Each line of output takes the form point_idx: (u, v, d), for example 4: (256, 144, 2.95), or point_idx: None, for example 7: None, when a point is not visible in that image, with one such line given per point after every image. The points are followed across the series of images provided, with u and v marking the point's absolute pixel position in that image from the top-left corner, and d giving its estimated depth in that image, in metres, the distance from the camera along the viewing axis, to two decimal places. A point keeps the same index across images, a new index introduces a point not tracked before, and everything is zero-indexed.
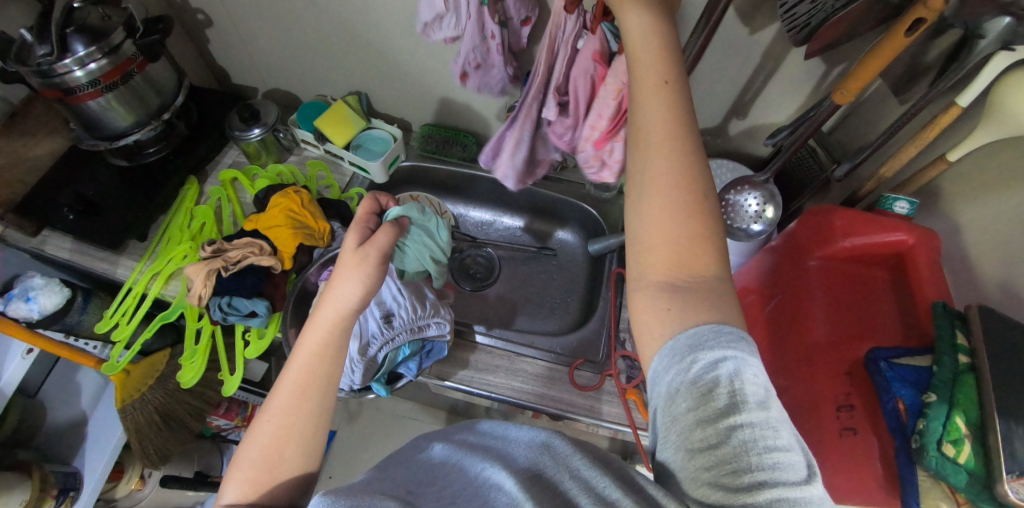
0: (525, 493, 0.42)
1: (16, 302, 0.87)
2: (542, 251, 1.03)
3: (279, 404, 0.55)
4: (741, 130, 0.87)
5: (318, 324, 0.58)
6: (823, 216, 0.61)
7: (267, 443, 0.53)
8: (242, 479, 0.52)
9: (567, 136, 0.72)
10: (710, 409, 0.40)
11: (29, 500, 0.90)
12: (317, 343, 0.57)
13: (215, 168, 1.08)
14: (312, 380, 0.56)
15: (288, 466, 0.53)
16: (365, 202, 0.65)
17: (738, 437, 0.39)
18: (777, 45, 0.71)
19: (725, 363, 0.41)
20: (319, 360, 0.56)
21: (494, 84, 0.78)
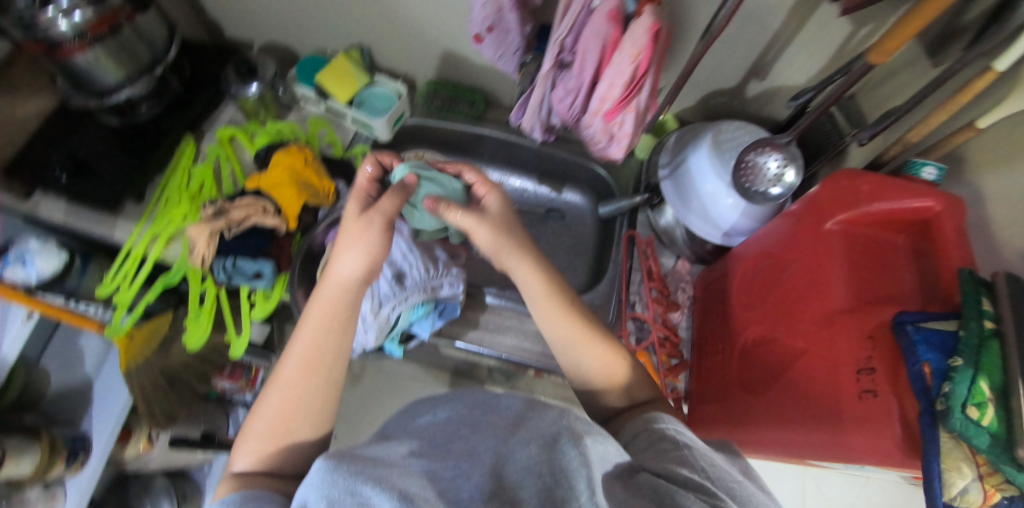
0: (551, 450, 0.44)
1: (13, 266, 0.84)
2: (550, 213, 1.02)
3: (284, 379, 0.57)
4: (759, 91, 0.85)
5: (322, 297, 0.59)
6: (850, 180, 0.60)
7: (272, 420, 0.56)
8: (250, 451, 0.55)
9: (567, 102, 0.71)
10: (666, 448, 0.50)
11: (39, 463, 0.94)
12: (317, 318, 0.58)
13: (211, 126, 1.04)
14: (316, 359, 0.57)
15: (296, 437, 0.56)
16: (367, 169, 0.67)
17: (691, 455, 0.49)
18: (804, 3, 0.69)
19: (669, 425, 0.54)
20: (328, 336, 0.58)
21: (507, 52, 0.78)
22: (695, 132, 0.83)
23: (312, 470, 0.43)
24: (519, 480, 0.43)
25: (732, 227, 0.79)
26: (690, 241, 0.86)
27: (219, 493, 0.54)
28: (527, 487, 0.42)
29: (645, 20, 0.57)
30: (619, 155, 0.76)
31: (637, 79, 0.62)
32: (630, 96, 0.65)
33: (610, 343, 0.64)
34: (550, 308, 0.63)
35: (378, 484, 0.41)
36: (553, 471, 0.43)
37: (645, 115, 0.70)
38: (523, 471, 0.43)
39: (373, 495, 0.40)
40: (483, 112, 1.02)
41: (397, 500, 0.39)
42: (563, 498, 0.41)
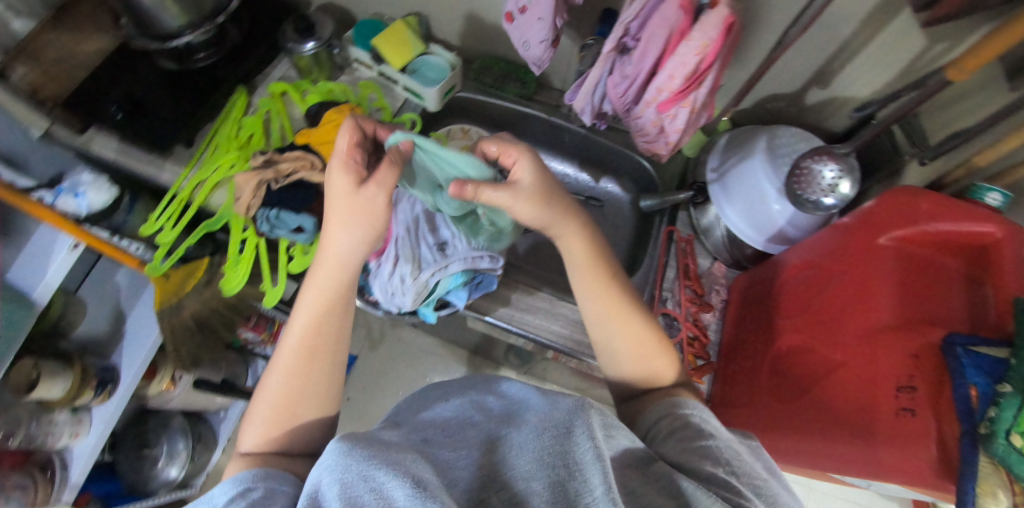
0: (563, 442, 0.43)
1: (65, 197, 0.88)
2: (589, 201, 1.02)
3: (283, 365, 0.60)
4: (819, 100, 0.84)
5: (317, 284, 0.62)
6: (909, 198, 0.59)
7: (276, 403, 0.58)
8: (255, 433, 0.58)
9: (621, 88, 0.69)
10: (690, 435, 0.51)
11: (70, 388, 0.96)
12: (313, 306, 0.62)
13: (264, 80, 1.05)
14: (314, 343, 0.61)
15: (303, 418, 0.59)
16: (348, 132, 0.61)
17: (713, 446, 0.49)
18: (879, 13, 0.68)
19: (691, 413, 0.54)
20: (327, 319, 0.62)
21: (532, 40, 0.74)
22: (748, 135, 0.83)
23: (324, 451, 0.43)
24: (531, 470, 0.43)
25: (774, 233, 0.78)
26: (730, 244, 0.86)
27: (230, 472, 0.56)
28: (541, 479, 0.42)
29: (721, 10, 0.57)
30: (664, 152, 0.76)
31: (699, 72, 0.62)
32: (689, 89, 0.64)
33: (648, 322, 0.64)
34: (589, 278, 0.64)
35: (390, 466, 0.41)
36: (566, 465, 0.42)
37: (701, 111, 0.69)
38: (524, 467, 0.44)
39: (387, 480, 0.40)
40: (534, 93, 1.02)
41: (412, 484, 0.40)
42: (578, 493, 0.41)
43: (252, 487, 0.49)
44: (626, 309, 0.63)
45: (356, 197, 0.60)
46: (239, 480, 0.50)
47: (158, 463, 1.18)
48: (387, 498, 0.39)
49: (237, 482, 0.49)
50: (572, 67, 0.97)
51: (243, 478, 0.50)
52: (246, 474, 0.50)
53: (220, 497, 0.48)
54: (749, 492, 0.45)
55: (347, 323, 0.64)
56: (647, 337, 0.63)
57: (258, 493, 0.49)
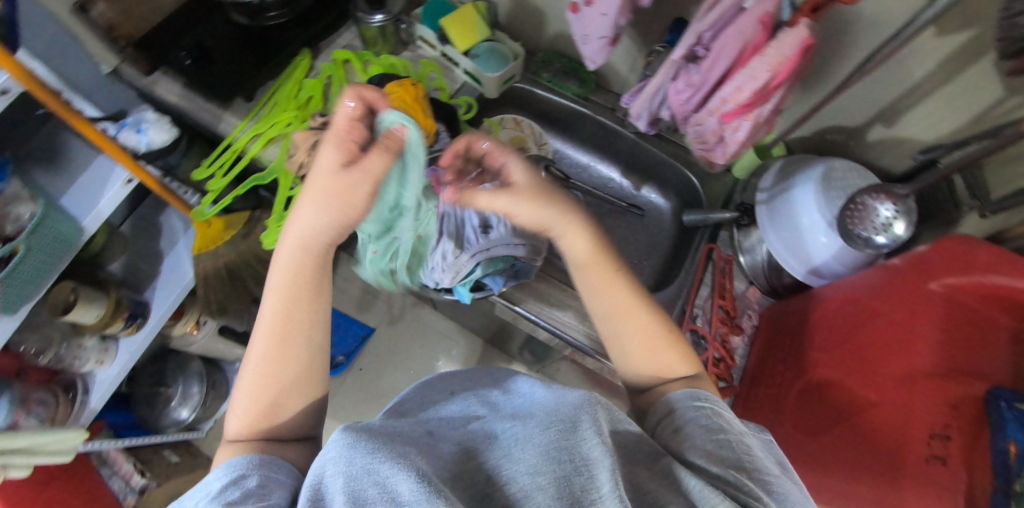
0: (568, 436, 0.42)
1: (128, 131, 0.90)
2: (630, 208, 1.02)
3: (259, 353, 0.54)
4: (881, 138, 0.83)
5: (285, 266, 0.56)
6: (966, 246, 0.58)
7: (256, 391, 0.54)
8: (239, 419, 0.54)
9: (684, 95, 0.71)
10: (703, 429, 0.50)
11: (104, 314, 0.98)
12: (281, 289, 0.55)
13: (328, 46, 1.07)
14: (283, 330, 0.55)
15: (288, 405, 0.55)
16: (344, 108, 0.55)
17: (723, 440, 0.48)
18: (960, 55, 0.66)
19: (699, 408, 0.53)
20: (297, 305, 0.55)
21: (592, 34, 0.74)
22: (805, 162, 0.81)
23: (324, 446, 0.41)
24: (537, 466, 0.41)
25: (818, 267, 0.77)
26: (769, 269, 0.85)
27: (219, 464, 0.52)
28: (545, 474, 0.40)
29: (800, 31, 0.57)
30: (721, 160, 0.76)
31: (768, 89, 0.62)
32: (756, 102, 0.64)
33: (656, 313, 0.61)
34: (600, 273, 0.61)
35: (393, 457, 0.39)
36: (573, 460, 0.40)
37: (764, 124, 0.69)
38: (526, 463, 0.42)
39: (395, 475, 0.38)
40: (591, 92, 1.03)
41: (417, 476, 0.38)
42: (584, 488, 0.39)
43: (248, 473, 0.47)
44: (635, 304, 0.61)
45: (337, 176, 0.54)
46: (235, 466, 0.47)
47: (171, 402, 1.21)
48: (390, 492, 0.37)
49: (233, 469, 0.47)
50: (633, 72, 0.97)
51: (240, 465, 0.47)
52: (239, 462, 0.48)
53: (216, 482, 0.46)
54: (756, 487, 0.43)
55: (324, 306, 0.57)
56: (655, 330, 0.61)
57: (254, 479, 0.46)
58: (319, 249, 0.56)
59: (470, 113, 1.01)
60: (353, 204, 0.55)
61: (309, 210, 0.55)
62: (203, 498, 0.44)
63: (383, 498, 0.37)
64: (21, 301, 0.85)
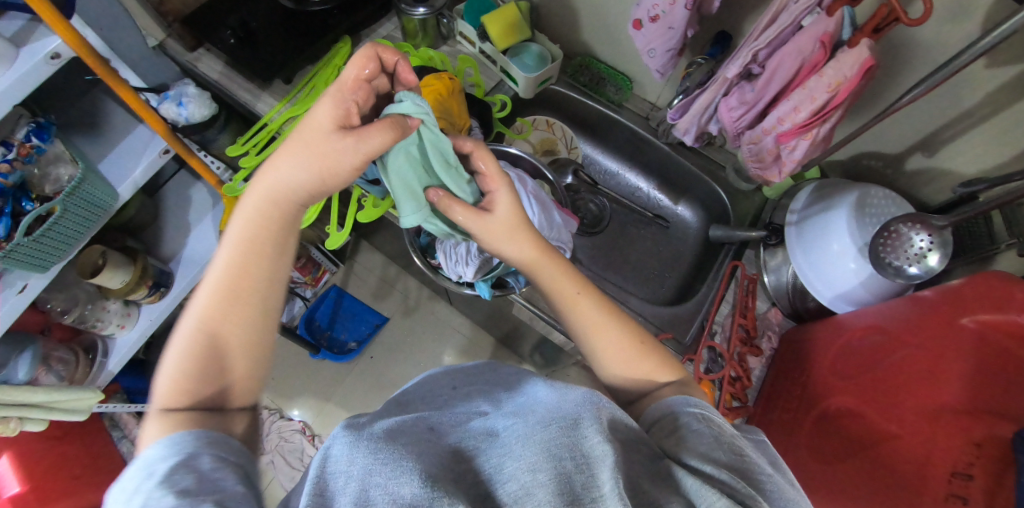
0: (570, 432, 0.41)
1: (168, 104, 0.91)
2: (656, 219, 1.02)
3: (202, 307, 0.48)
4: (919, 168, 0.81)
5: (250, 218, 0.51)
6: (1004, 284, 0.56)
7: (191, 349, 0.47)
8: (168, 383, 0.47)
9: (736, 112, 0.71)
10: (701, 431, 0.46)
11: (129, 281, 1.00)
12: (241, 242, 0.50)
13: (370, 36, 1.08)
14: (237, 287, 0.49)
15: (227, 370, 0.48)
16: (361, 57, 0.52)
17: (725, 444, 0.45)
18: (1012, 87, 0.65)
19: (690, 413, 0.48)
20: (255, 259, 0.50)
21: (660, 48, 0.76)
22: (841, 186, 0.80)
23: (326, 440, 0.41)
24: (537, 463, 0.40)
25: (845, 293, 0.76)
26: (793, 292, 0.84)
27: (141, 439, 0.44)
28: (544, 470, 0.40)
29: (861, 51, 0.58)
30: (776, 178, 0.75)
31: (828, 109, 0.62)
32: (815, 123, 0.64)
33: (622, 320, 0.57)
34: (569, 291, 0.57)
35: (397, 458, 0.40)
36: (574, 457, 0.40)
37: (822, 143, 0.69)
38: (526, 460, 0.41)
39: (400, 479, 0.38)
40: (626, 100, 1.03)
41: (421, 480, 0.38)
42: (585, 486, 0.39)
43: (197, 453, 0.41)
44: (609, 317, 0.56)
45: (327, 134, 0.50)
46: (178, 443, 0.41)
47: None
48: (387, 494, 0.38)
49: (176, 448, 0.41)
50: (670, 84, 0.97)
51: (183, 445, 0.41)
52: (184, 437, 0.42)
53: (159, 464, 0.39)
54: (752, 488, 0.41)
55: (286, 267, 0.52)
56: (622, 342, 0.55)
57: (206, 460, 0.41)
58: (286, 204, 0.51)
59: (504, 111, 1.01)
60: (335, 164, 0.50)
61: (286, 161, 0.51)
62: (147, 480, 0.38)
63: (383, 499, 0.37)
64: (53, 260, 0.87)
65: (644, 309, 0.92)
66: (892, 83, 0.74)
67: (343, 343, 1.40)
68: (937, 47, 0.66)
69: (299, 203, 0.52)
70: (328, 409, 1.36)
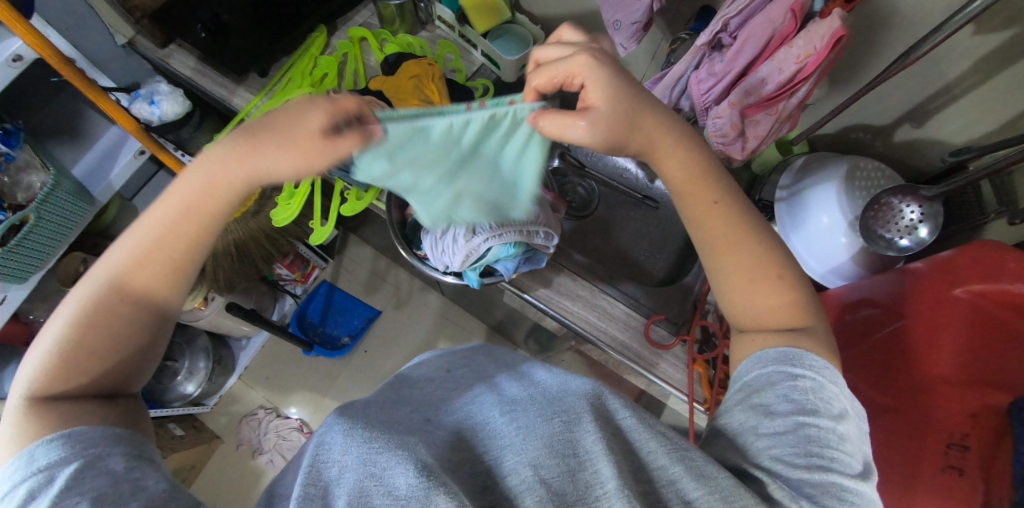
0: (570, 427, 0.43)
1: (141, 103, 0.86)
2: (646, 200, 0.98)
3: (120, 273, 0.46)
4: (907, 139, 0.81)
5: (167, 203, 0.47)
6: (997, 254, 0.56)
7: (88, 320, 0.45)
8: (39, 366, 0.44)
9: (705, 84, 0.70)
10: (785, 405, 0.44)
11: None
12: (155, 227, 0.46)
13: (345, 24, 1.04)
14: (143, 276, 0.46)
15: (124, 354, 0.46)
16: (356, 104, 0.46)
17: (805, 432, 0.42)
18: (1000, 55, 0.64)
19: (794, 378, 0.45)
20: (188, 233, 0.47)
21: (625, 20, 0.75)
22: (828, 159, 0.80)
23: (322, 431, 0.42)
24: (540, 458, 0.41)
25: (836, 267, 0.77)
26: None
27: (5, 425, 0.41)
28: (549, 467, 0.40)
29: (832, 22, 0.56)
30: (737, 155, 0.73)
31: (796, 81, 0.62)
32: (782, 97, 0.64)
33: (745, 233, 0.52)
34: (698, 205, 0.53)
35: (392, 447, 0.39)
36: (576, 454, 0.41)
37: (786, 120, 0.69)
38: (529, 454, 0.41)
39: (394, 465, 0.37)
40: None
41: (416, 470, 0.37)
42: (588, 484, 0.39)
43: (107, 453, 0.40)
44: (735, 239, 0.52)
45: (310, 135, 0.45)
46: (68, 443, 0.40)
47: (177, 376, 1.21)
48: (386, 484, 0.37)
49: (74, 450, 0.40)
50: (655, 62, 0.95)
51: (82, 443, 0.40)
52: (80, 435, 0.41)
53: (54, 465, 0.39)
54: (821, 496, 0.39)
55: (197, 260, 0.48)
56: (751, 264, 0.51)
57: (118, 459, 0.40)
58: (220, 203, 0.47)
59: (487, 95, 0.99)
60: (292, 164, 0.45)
61: (234, 146, 0.46)
62: (47, 486, 0.38)
63: (380, 491, 0.36)
64: (31, 270, 0.85)
65: (636, 291, 0.91)
66: (877, 55, 0.72)
67: (336, 337, 1.40)
68: (922, 19, 0.65)
69: (232, 197, 0.47)
70: (325, 405, 1.35)
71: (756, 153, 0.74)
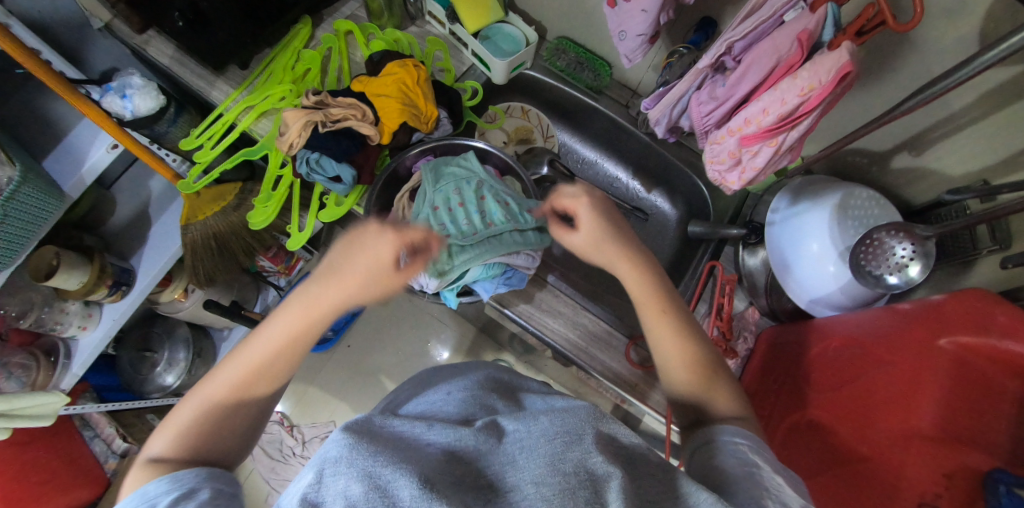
0: (574, 447, 0.41)
1: (112, 96, 0.83)
2: (635, 211, 1.00)
3: (245, 357, 0.53)
4: (905, 167, 0.78)
5: (282, 316, 0.54)
6: (987, 307, 0.55)
7: (214, 400, 0.52)
8: (171, 436, 0.50)
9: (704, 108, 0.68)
10: (728, 461, 0.46)
11: (86, 282, 0.96)
12: (280, 323, 0.54)
13: (332, 15, 1.00)
14: (265, 366, 0.53)
15: (231, 429, 0.52)
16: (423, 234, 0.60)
17: (749, 474, 0.44)
18: (1006, 90, 0.61)
19: (734, 442, 0.48)
20: (302, 335, 0.54)
21: (630, 31, 0.71)
22: (824, 184, 0.78)
23: (328, 439, 0.40)
24: (542, 476, 0.39)
25: (823, 297, 0.75)
26: (770, 291, 0.84)
27: (128, 481, 0.47)
28: (549, 484, 0.39)
29: (840, 55, 0.53)
30: (732, 185, 0.69)
31: (798, 114, 0.58)
32: (782, 130, 0.60)
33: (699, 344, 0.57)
34: (660, 319, 0.57)
35: (396, 462, 0.38)
36: (578, 473, 0.39)
37: (788, 151, 0.64)
38: (532, 472, 0.40)
39: (395, 479, 0.37)
40: (605, 86, 0.98)
41: (418, 483, 0.37)
42: (589, 501, 0.37)
43: (199, 487, 0.45)
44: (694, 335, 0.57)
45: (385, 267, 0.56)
46: (174, 480, 0.45)
47: (156, 368, 1.19)
48: (392, 496, 0.36)
49: (177, 483, 0.45)
50: (652, 71, 0.91)
51: (182, 481, 0.45)
52: (180, 478, 0.46)
53: (162, 497, 0.43)
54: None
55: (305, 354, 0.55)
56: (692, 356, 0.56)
57: (205, 495, 0.45)
58: (309, 328, 0.54)
59: (476, 99, 0.96)
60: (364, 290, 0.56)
61: (340, 256, 0.56)
62: None
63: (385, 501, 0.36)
64: None
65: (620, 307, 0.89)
66: None
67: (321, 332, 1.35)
68: None
69: (322, 321, 0.55)
70: (307, 397, 1.35)
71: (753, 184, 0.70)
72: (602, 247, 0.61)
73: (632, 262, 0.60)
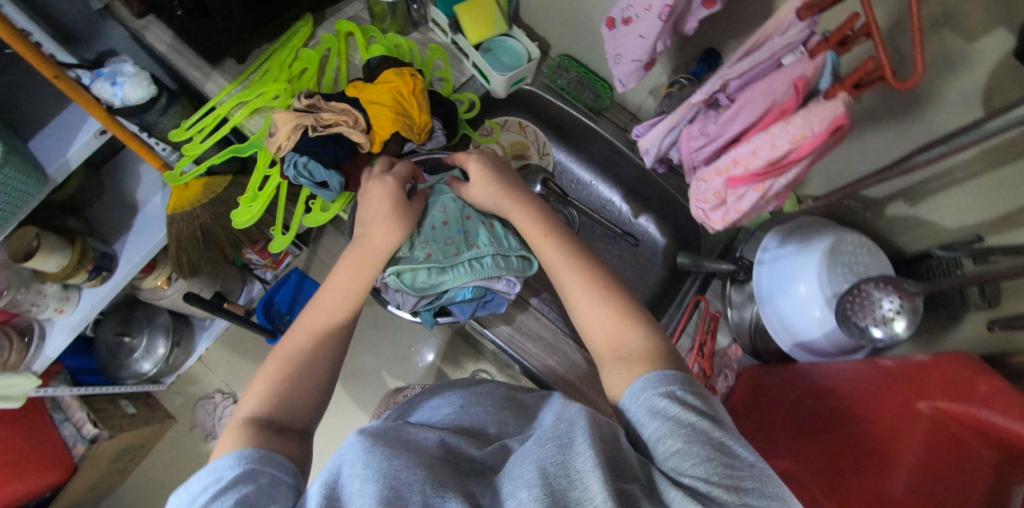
0: (565, 450, 0.42)
1: (102, 82, 0.82)
2: (625, 236, 0.98)
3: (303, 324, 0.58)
4: (899, 215, 0.77)
5: (332, 286, 0.61)
6: (973, 377, 0.54)
7: (281, 370, 0.54)
8: (257, 400, 0.52)
9: (695, 142, 0.67)
10: (665, 424, 0.45)
11: (66, 266, 0.94)
12: (335, 285, 0.61)
13: (335, 14, 0.99)
14: (324, 331, 0.58)
15: (305, 391, 0.54)
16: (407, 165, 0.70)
17: (688, 435, 0.43)
18: (1005, 149, 0.60)
19: (660, 400, 0.46)
20: (350, 300, 0.61)
21: (625, 55, 0.69)
22: (817, 228, 0.76)
23: (347, 439, 0.42)
24: (531, 478, 0.40)
25: (807, 343, 0.73)
26: (754, 331, 0.83)
27: (225, 438, 0.48)
28: (539, 485, 0.39)
29: (835, 105, 0.51)
30: (715, 225, 0.67)
31: (786, 160, 0.56)
32: (769, 175, 0.58)
33: (605, 288, 0.58)
34: (568, 272, 0.60)
35: (411, 466, 0.40)
36: (566, 475, 0.40)
37: (775, 196, 0.62)
38: (524, 475, 0.41)
39: (412, 481, 0.39)
40: (605, 108, 0.97)
41: (434, 486, 0.39)
42: (576, 500, 0.39)
43: (260, 471, 0.44)
44: (608, 288, 0.58)
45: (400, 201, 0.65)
46: (243, 457, 0.45)
47: (134, 354, 1.19)
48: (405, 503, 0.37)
49: (244, 459, 0.44)
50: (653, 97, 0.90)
51: (250, 458, 0.45)
52: (253, 452, 0.45)
53: (229, 471, 0.43)
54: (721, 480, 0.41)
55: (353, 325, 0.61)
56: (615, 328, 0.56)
57: (264, 481, 0.44)
58: (350, 298, 0.60)
59: (473, 111, 0.95)
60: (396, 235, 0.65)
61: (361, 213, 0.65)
62: (212, 486, 0.42)
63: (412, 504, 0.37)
64: None
65: None
66: None
67: None
68: None
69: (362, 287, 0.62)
70: None
71: (736, 225, 0.68)
72: (581, 279, 0.59)
73: (588, 274, 0.59)
